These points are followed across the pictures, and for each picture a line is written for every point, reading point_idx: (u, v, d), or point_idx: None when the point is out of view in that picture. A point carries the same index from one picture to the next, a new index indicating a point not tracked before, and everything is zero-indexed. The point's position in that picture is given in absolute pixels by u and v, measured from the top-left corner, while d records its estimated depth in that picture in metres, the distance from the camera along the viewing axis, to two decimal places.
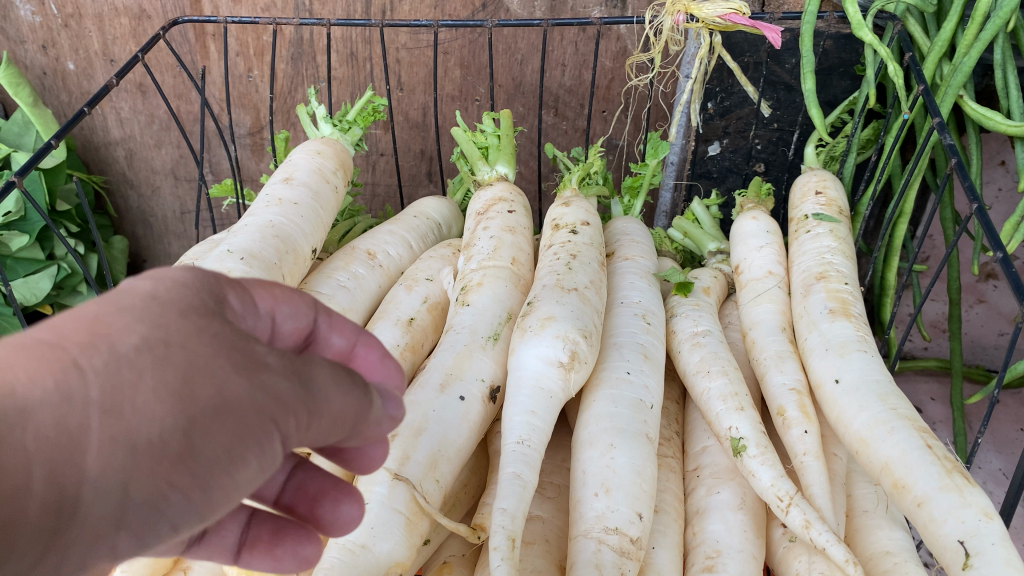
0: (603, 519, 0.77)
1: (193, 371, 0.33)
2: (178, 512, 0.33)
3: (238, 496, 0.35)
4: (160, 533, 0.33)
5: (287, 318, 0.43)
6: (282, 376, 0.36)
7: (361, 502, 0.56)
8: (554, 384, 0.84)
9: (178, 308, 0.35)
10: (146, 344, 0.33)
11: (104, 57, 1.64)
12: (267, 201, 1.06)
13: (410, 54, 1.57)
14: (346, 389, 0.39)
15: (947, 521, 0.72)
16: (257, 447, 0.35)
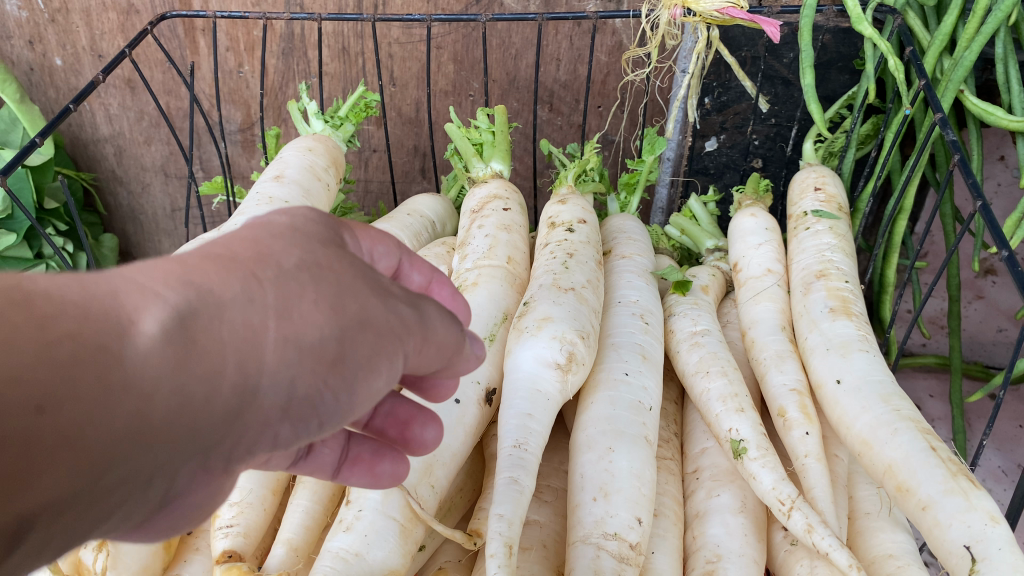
0: (602, 524, 0.76)
1: (346, 290, 0.36)
2: (328, 411, 0.36)
3: (372, 405, 0.39)
4: (313, 429, 0.37)
5: (382, 255, 0.47)
6: (404, 303, 0.39)
7: (443, 426, 0.60)
8: (551, 387, 0.83)
9: (317, 239, 0.38)
10: (305, 263, 0.36)
11: (92, 53, 1.61)
12: (258, 199, 1.05)
13: (403, 49, 1.54)
14: (448, 321, 0.42)
15: (951, 525, 0.70)
16: (394, 362, 0.38)
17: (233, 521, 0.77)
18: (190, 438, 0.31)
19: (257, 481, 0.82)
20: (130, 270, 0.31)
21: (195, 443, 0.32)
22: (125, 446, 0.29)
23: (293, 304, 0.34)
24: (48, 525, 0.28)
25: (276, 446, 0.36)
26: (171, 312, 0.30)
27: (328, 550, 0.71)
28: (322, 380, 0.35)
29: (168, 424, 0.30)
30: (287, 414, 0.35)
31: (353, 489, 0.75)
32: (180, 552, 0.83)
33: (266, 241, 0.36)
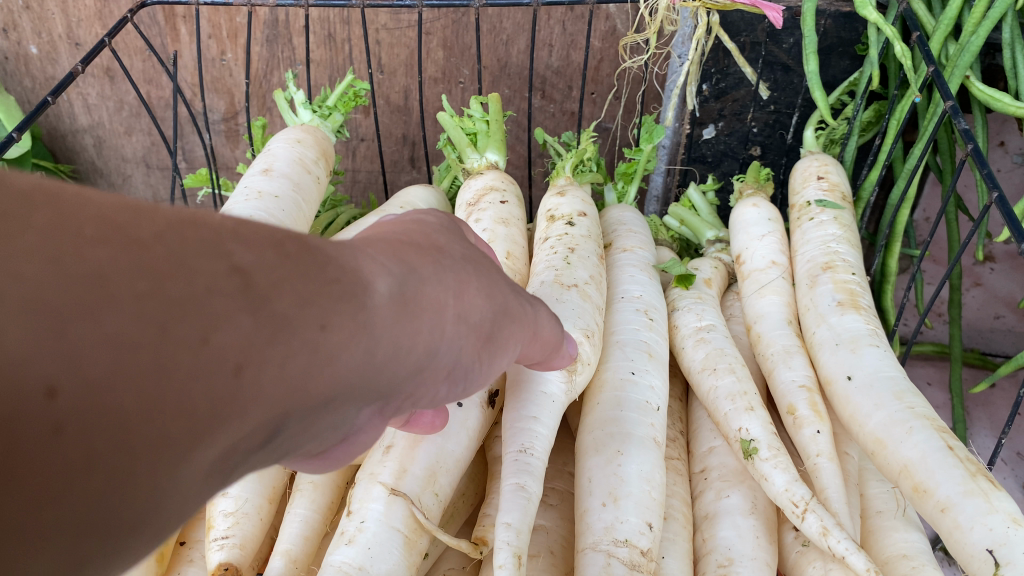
0: (612, 531, 0.73)
1: (495, 285, 0.48)
2: (470, 376, 0.48)
3: (492, 375, 0.51)
4: (456, 387, 0.48)
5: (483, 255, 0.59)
6: (520, 298, 0.51)
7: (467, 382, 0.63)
8: (558, 390, 0.80)
9: (464, 243, 0.50)
10: (466, 260, 0.47)
11: (69, 41, 1.56)
12: (247, 194, 1.01)
13: (391, 35, 1.50)
14: (547, 316, 0.55)
15: (973, 528, 0.68)
16: (515, 344, 0.51)
17: (228, 532, 0.74)
18: (392, 380, 0.41)
19: (252, 489, 0.78)
20: (360, 249, 0.41)
21: (391, 385, 0.41)
22: (360, 376, 0.38)
23: (465, 290, 0.45)
24: (296, 428, 0.37)
25: (426, 397, 0.47)
26: (394, 280, 0.40)
27: (330, 563, 0.68)
28: (474, 351, 0.47)
29: (384, 366, 0.39)
30: (447, 373, 0.46)
31: (354, 500, 0.73)
32: (173, 563, 0.80)
33: (433, 237, 0.47)
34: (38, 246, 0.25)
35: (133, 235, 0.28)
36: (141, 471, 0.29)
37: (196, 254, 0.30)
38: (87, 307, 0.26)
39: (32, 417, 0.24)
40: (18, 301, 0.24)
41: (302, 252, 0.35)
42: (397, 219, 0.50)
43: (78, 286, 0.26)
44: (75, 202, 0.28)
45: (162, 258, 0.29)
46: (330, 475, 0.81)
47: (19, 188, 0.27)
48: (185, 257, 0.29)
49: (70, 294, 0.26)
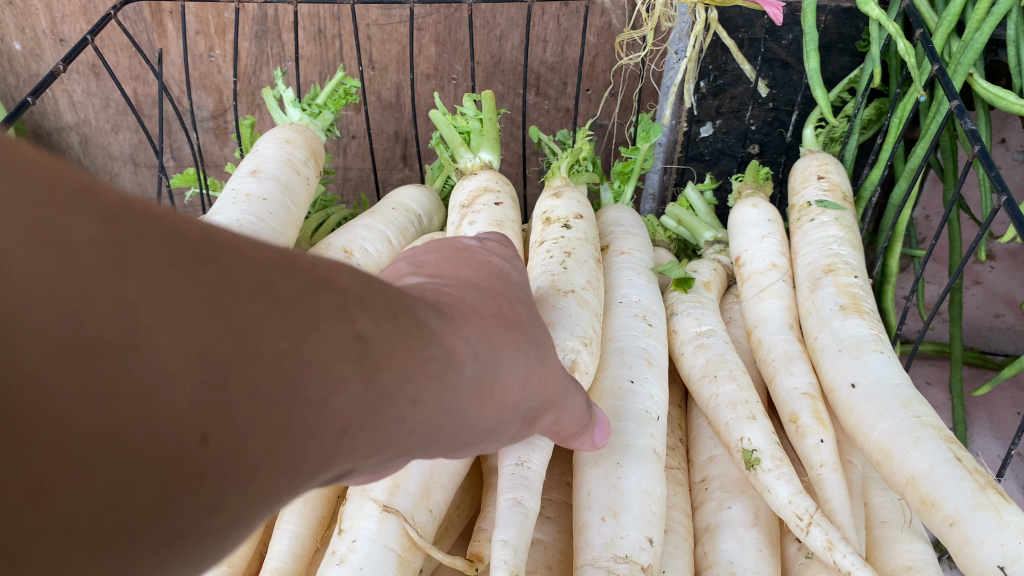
0: (612, 547, 0.71)
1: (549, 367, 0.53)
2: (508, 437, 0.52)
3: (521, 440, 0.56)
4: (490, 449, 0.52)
5: None
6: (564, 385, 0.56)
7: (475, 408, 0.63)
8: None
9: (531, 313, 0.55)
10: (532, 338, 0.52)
11: (53, 37, 1.53)
12: (234, 196, 0.98)
13: (382, 31, 1.47)
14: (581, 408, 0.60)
15: (983, 543, 0.67)
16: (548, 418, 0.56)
17: None
18: (447, 444, 0.45)
19: None
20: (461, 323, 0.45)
21: (444, 446, 0.45)
22: (423, 439, 0.42)
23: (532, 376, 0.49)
24: (362, 470, 0.41)
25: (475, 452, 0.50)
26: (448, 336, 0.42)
27: None
28: (519, 420, 0.51)
29: (444, 435, 0.43)
30: (487, 443, 0.50)
31: (346, 517, 0.70)
32: None
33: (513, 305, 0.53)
34: (202, 297, 0.29)
35: (276, 292, 0.32)
36: (245, 509, 0.33)
37: (327, 316, 0.34)
38: (238, 361, 0.30)
39: (184, 454, 0.28)
40: (186, 348, 0.28)
41: (410, 327, 0.39)
42: (481, 257, 0.56)
43: (231, 339, 0.30)
44: (229, 253, 0.31)
45: (295, 322, 0.32)
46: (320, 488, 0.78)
47: (188, 236, 0.30)
48: (318, 319, 0.33)
49: (227, 348, 0.29)
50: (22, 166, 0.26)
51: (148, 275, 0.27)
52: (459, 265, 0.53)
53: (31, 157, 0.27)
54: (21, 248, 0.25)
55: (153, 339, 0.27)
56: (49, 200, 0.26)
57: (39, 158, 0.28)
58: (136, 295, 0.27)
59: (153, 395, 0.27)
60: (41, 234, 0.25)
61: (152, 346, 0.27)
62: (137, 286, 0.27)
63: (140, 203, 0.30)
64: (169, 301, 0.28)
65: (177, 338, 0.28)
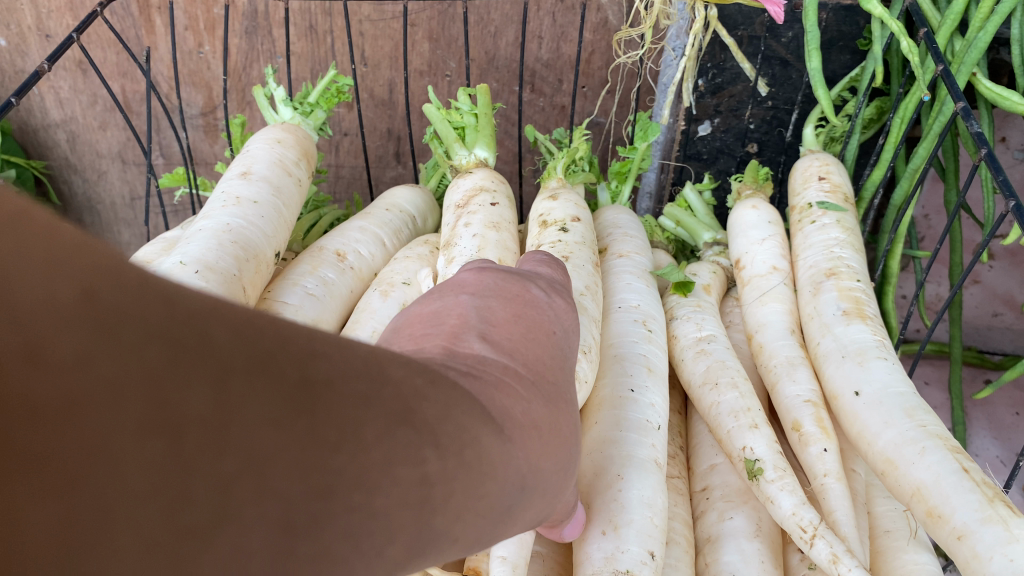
0: (613, 562, 0.69)
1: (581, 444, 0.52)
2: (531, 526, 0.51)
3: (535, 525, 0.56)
4: None
5: None
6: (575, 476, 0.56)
7: None
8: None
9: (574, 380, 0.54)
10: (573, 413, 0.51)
11: (38, 32, 1.50)
12: (224, 199, 0.96)
13: (374, 26, 1.44)
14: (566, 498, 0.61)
15: (992, 558, 0.65)
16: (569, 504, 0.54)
17: None
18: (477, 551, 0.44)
19: None
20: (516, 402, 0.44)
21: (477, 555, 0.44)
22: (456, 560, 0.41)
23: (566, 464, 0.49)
24: None
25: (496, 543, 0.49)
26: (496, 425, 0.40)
27: None
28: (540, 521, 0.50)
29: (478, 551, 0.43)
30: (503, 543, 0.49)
31: None
32: None
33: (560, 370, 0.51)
34: (292, 458, 0.28)
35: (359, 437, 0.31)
36: None
37: (399, 459, 0.32)
38: (315, 518, 0.29)
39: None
40: (268, 519, 0.28)
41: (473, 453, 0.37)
42: (547, 320, 0.52)
43: (313, 500, 0.29)
44: (327, 394, 0.30)
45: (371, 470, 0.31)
46: None
47: (290, 377, 0.29)
48: (392, 464, 0.32)
49: (309, 508, 0.29)
50: (150, 332, 0.26)
51: (247, 445, 0.27)
52: (526, 335, 0.49)
53: (158, 312, 0.26)
54: (130, 436, 0.25)
55: (239, 518, 0.27)
56: (166, 377, 0.25)
57: (170, 301, 0.27)
58: (232, 470, 0.27)
59: (237, 573, 0.27)
60: (156, 420, 0.25)
61: (241, 523, 0.27)
62: (235, 459, 0.27)
63: (260, 319, 0.30)
64: (262, 470, 0.27)
65: (263, 509, 0.27)
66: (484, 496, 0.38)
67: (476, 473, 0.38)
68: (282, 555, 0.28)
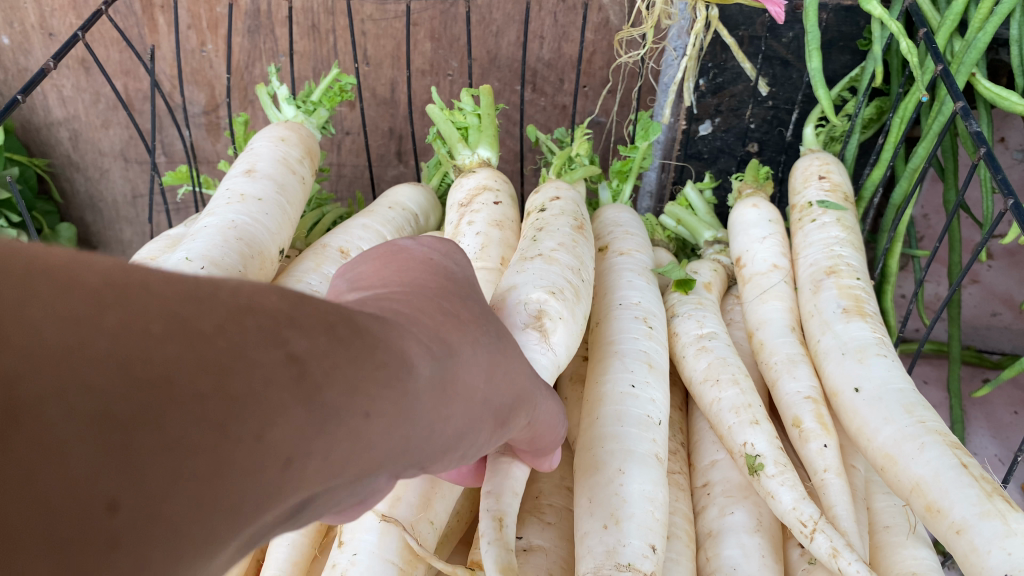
0: (614, 555, 0.70)
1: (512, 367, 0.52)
2: (478, 448, 0.50)
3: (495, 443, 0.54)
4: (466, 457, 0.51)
5: None
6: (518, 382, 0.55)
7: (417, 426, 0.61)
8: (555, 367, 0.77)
9: None
10: None
11: (41, 31, 1.51)
12: (228, 196, 0.97)
13: (377, 26, 1.45)
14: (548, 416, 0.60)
15: (990, 551, 0.66)
16: (516, 425, 0.54)
17: None
18: (424, 454, 0.43)
19: None
20: None
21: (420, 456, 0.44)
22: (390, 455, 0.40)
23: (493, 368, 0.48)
24: (322, 501, 0.39)
25: (433, 468, 0.49)
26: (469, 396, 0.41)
27: None
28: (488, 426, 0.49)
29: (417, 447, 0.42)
30: (460, 454, 0.48)
31: (347, 528, 0.68)
32: None
33: None
34: (105, 353, 0.25)
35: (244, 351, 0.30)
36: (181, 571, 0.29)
37: None
38: (159, 414, 0.27)
39: (85, 527, 0.24)
40: (80, 413, 0.25)
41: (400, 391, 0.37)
42: (420, 254, 0.52)
43: (139, 394, 0.26)
44: (139, 294, 0.28)
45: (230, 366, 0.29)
46: None
47: (88, 284, 0.26)
48: None
49: (135, 403, 0.26)
50: None
51: (31, 341, 0.24)
52: (398, 271, 0.49)
53: None
54: None
55: (43, 412, 0.24)
56: None
57: None
58: (17, 366, 0.23)
59: (47, 471, 0.24)
60: None
61: (43, 417, 0.24)
62: (24, 355, 0.24)
63: (40, 249, 0.27)
64: (63, 365, 0.24)
65: (69, 405, 0.24)
66: (402, 416, 0.39)
67: (380, 370, 0.37)
68: (105, 451, 0.25)
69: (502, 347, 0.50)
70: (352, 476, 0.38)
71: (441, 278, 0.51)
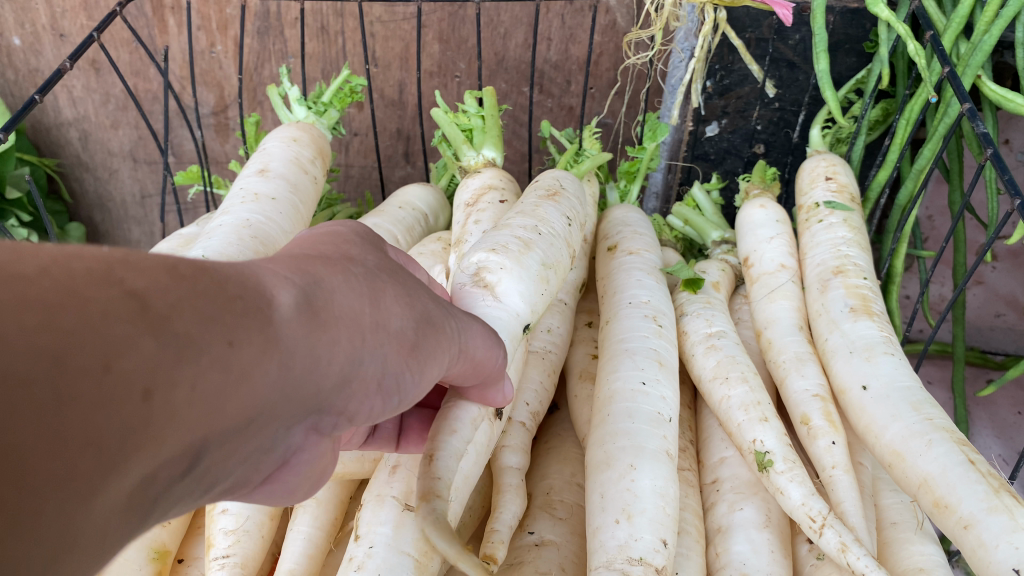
0: (626, 549, 0.71)
1: (413, 295, 0.50)
2: (404, 387, 0.48)
3: (429, 386, 0.51)
4: (392, 401, 0.48)
5: None
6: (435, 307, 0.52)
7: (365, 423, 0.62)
8: (524, 318, 0.74)
9: None
10: None
11: (53, 32, 1.52)
12: (243, 195, 0.98)
13: (386, 28, 1.46)
14: (488, 343, 0.57)
15: (998, 546, 0.67)
16: (446, 356, 0.51)
17: (229, 551, 0.74)
18: (314, 395, 0.43)
19: (254, 506, 0.78)
20: None
21: (315, 398, 0.43)
22: (278, 392, 0.40)
23: (380, 297, 0.47)
24: (216, 455, 0.38)
25: (357, 414, 0.48)
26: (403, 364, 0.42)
27: None
28: (404, 359, 0.47)
29: (304, 379, 0.41)
30: (376, 385, 0.46)
31: (361, 523, 0.70)
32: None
33: None
34: None
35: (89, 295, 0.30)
36: (50, 511, 0.28)
37: None
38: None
39: None
40: None
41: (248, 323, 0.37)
42: (314, 233, 0.52)
43: None
44: None
45: (64, 295, 0.30)
46: (334, 489, 0.79)
47: None
48: None
49: None
50: None
51: None
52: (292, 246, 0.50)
53: None
54: None
55: None
56: None
57: None
58: None
59: None
60: None
61: None
62: None
63: None
64: None
65: None
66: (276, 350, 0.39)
67: (225, 292, 0.37)
68: None
69: (382, 272, 0.49)
70: (236, 421, 0.38)
71: (324, 237, 0.51)
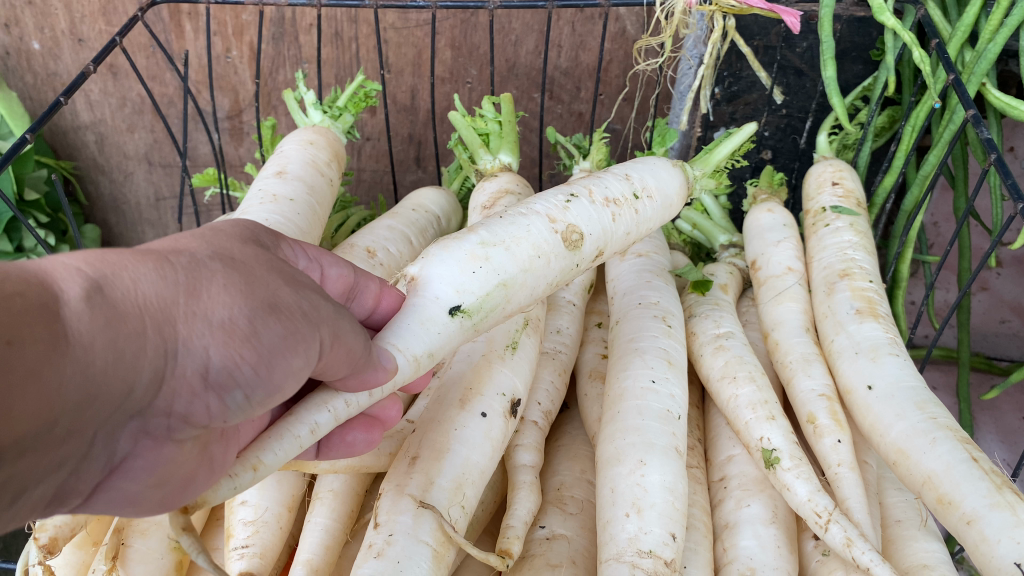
0: (636, 542, 0.73)
1: (256, 281, 0.49)
2: (242, 381, 0.48)
3: (294, 379, 0.50)
4: (234, 395, 0.49)
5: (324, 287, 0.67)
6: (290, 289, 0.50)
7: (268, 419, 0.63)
8: (448, 301, 0.70)
9: None
10: None
11: (71, 37, 1.55)
12: (261, 197, 1.00)
13: (398, 34, 1.49)
14: (357, 332, 0.55)
15: (1000, 541, 0.68)
16: (308, 349, 0.50)
17: (248, 541, 0.76)
18: (125, 392, 0.45)
19: (272, 497, 0.80)
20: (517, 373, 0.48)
21: (128, 394, 0.45)
22: (82, 390, 0.42)
23: (202, 289, 0.47)
24: (21, 458, 0.41)
25: (195, 412, 0.49)
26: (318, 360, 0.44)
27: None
28: (235, 350, 0.47)
29: (107, 374, 0.43)
30: (204, 380, 0.47)
31: (381, 511, 0.72)
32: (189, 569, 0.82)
33: None
34: None
35: None
36: None
37: None
38: None
39: None
40: None
41: (35, 325, 0.40)
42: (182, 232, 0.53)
43: None
44: None
45: None
46: (350, 482, 0.82)
47: None
48: None
49: None
50: None
51: None
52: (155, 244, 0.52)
53: None
54: None
55: None
56: None
57: None
58: None
59: None
60: None
61: None
62: None
63: None
64: None
65: None
66: (71, 351, 0.41)
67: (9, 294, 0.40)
68: None
69: (215, 260, 0.49)
70: (35, 423, 0.41)
71: (169, 239, 0.52)
